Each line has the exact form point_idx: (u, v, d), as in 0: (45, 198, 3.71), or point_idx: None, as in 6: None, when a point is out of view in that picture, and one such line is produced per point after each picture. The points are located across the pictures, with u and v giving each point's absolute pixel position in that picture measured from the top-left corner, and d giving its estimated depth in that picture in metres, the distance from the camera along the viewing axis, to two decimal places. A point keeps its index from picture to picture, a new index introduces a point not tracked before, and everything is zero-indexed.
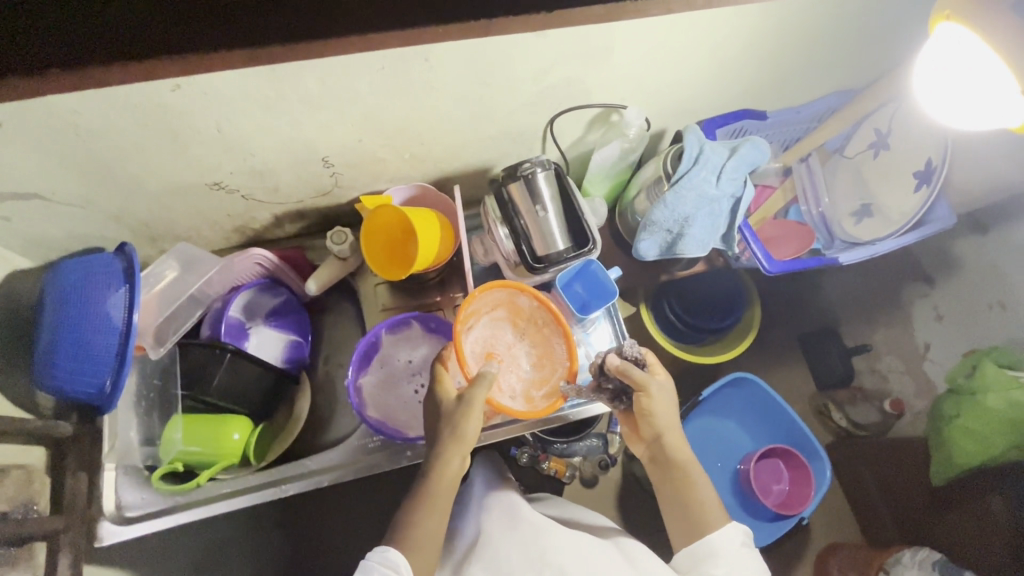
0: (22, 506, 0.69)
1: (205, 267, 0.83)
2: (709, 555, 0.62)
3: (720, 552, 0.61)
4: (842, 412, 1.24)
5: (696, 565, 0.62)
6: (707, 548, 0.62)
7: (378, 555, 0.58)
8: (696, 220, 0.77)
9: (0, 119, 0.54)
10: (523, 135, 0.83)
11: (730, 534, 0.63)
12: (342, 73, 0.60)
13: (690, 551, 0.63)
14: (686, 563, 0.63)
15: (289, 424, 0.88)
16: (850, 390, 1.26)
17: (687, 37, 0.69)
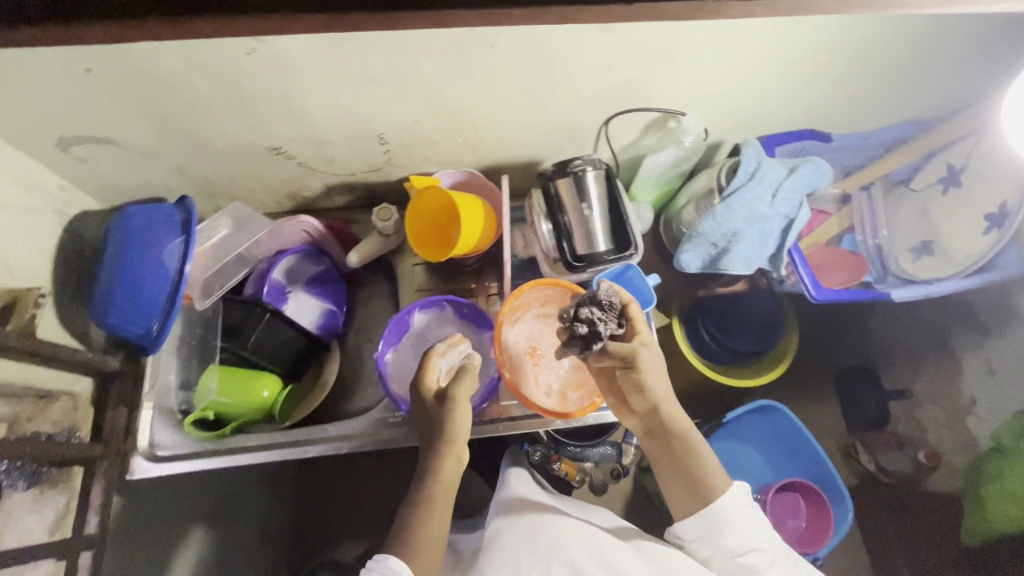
0: (67, 431, 0.73)
1: (256, 227, 0.86)
2: (722, 522, 0.63)
3: (733, 518, 0.63)
4: (870, 456, 1.24)
5: (711, 533, 0.63)
6: (720, 517, 0.63)
7: (378, 565, 0.55)
8: (744, 237, 0.75)
9: (88, 66, 0.57)
10: (577, 132, 0.83)
11: (736, 494, 0.64)
12: (408, 52, 0.61)
13: (700, 519, 0.64)
14: (698, 531, 0.64)
15: (317, 388, 0.91)
16: (884, 435, 1.24)
17: (756, 48, 0.67)
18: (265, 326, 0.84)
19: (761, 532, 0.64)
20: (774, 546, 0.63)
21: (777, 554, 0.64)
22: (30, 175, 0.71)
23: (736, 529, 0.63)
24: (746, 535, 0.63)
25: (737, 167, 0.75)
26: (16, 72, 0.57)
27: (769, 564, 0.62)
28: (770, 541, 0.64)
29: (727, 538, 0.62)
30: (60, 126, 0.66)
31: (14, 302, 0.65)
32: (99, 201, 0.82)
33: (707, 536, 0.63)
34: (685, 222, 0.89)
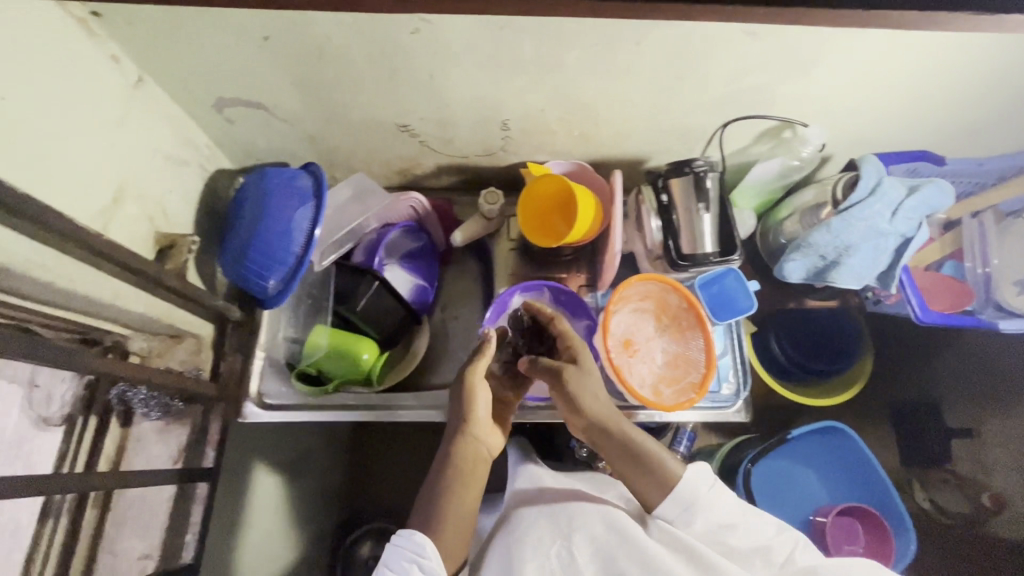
0: (192, 369, 0.78)
1: (372, 200, 0.91)
2: (692, 504, 0.65)
3: (703, 501, 0.66)
4: (926, 493, 1.25)
5: (686, 513, 0.66)
6: (690, 496, 0.66)
7: (407, 539, 0.63)
8: (857, 252, 0.76)
9: (268, 34, 0.62)
10: (690, 135, 0.84)
11: (698, 473, 0.67)
12: (558, 43, 0.64)
13: (671, 502, 0.66)
14: (674, 515, 0.66)
15: (406, 358, 0.94)
16: (943, 473, 1.24)
17: (895, 64, 0.67)
18: (372, 292, 0.89)
19: (731, 507, 0.66)
20: (743, 517, 0.66)
21: (749, 524, 0.65)
22: (186, 131, 0.76)
23: (706, 512, 0.65)
24: (713, 514, 0.65)
25: (856, 182, 0.75)
26: (206, 34, 0.62)
27: (746, 533, 0.65)
28: (742, 513, 0.66)
29: (698, 521, 0.66)
30: (223, 87, 0.71)
31: (171, 245, 0.70)
32: (232, 160, 0.88)
33: (682, 522, 0.66)
34: (785, 234, 0.88)
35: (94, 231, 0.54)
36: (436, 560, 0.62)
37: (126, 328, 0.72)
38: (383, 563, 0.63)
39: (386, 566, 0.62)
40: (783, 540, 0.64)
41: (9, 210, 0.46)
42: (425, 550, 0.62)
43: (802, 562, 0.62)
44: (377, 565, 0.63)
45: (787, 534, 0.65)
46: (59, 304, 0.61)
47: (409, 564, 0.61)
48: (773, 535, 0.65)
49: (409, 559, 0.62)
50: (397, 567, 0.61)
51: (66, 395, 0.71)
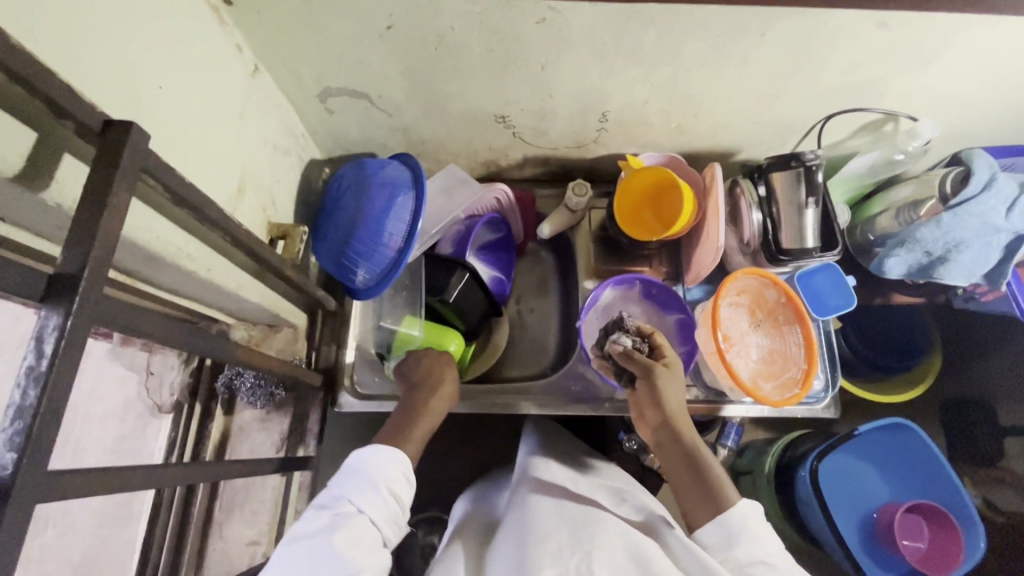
0: (290, 357, 0.79)
1: (463, 192, 0.90)
2: (738, 532, 0.58)
3: (748, 532, 0.58)
4: (978, 493, 1.27)
5: (727, 541, 0.59)
6: (738, 524, 0.59)
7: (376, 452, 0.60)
8: (968, 248, 0.76)
9: (392, 24, 0.62)
10: (788, 128, 0.83)
11: (750, 508, 0.61)
12: (682, 34, 0.63)
13: (716, 524, 0.60)
14: (716, 540, 0.59)
15: (489, 351, 0.95)
16: (997, 472, 1.24)
17: (1023, 57, 0.66)
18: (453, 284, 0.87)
19: (775, 550, 0.58)
20: (786, 564, 0.57)
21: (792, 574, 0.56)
22: (289, 121, 0.76)
23: (748, 544, 0.58)
24: (757, 548, 0.57)
25: (967, 176, 0.74)
26: (329, 23, 0.62)
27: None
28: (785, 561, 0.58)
29: (736, 553, 0.57)
30: (332, 77, 0.71)
31: (284, 236, 0.72)
32: (322, 150, 0.88)
33: (720, 546, 0.59)
34: (878, 229, 0.85)
35: (237, 222, 0.55)
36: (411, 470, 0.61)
37: (231, 318, 0.74)
38: (355, 469, 0.59)
39: (361, 470, 0.58)
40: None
41: (176, 201, 0.46)
42: (405, 462, 0.61)
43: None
44: (348, 468, 0.59)
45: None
46: (186, 293, 0.62)
47: (391, 470, 0.59)
48: None
49: (391, 467, 0.59)
50: (381, 472, 0.58)
51: (175, 381, 0.74)
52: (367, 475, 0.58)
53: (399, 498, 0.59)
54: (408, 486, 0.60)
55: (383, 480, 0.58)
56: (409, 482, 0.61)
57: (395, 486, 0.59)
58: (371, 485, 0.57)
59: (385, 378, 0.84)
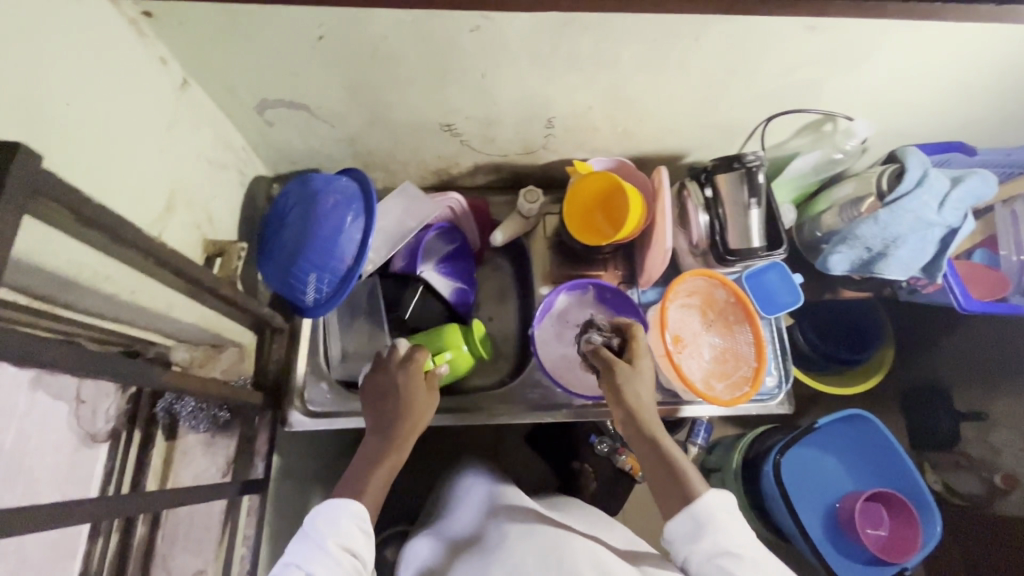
0: (236, 378, 0.77)
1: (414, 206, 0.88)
2: (705, 523, 0.56)
3: (715, 523, 0.56)
4: (938, 476, 1.29)
5: (694, 533, 0.56)
6: (704, 513, 0.56)
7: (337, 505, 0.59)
8: (905, 243, 0.78)
9: (323, 33, 0.60)
10: (732, 130, 0.84)
11: (720, 499, 0.58)
12: (617, 39, 0.63)
13: (683, 516, 0.57)
14: (684, 532, 0.56)
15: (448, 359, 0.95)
16: (954, 456, 1.27)
17: (947, 57, 0.68)
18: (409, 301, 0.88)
19: (745, 539, 0.55)
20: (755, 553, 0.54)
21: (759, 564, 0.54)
22: (226, 135, 0.74)
23: (716, 535, 0.55)
24: (724, 538, 0.55)
25: (901, 173, 0.77)
26: (257, 33, 0.60)
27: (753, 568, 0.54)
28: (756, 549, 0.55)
29: (703, 545, 0.55)
30: (267, 89, 0.69)
31: (220, 253, 0.70)
32: (266, 164, 0.86)
33: (686, 538, 0.56)
34: (823, 227, 0.87)
35: (160, 241, 0.53)
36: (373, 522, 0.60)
37: (169, 340, 0.71)
38: (311, 528, 0.57)
39: (317, 529, 0.56)
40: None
41: (84, 221, 0.44)
42: (367, 515, 0.59)
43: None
44: (304, 530, 0.57)
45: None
46: (113, 316, 0.59)
47: (352, 526, 0.58)
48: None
49: (352, 521, 0.58)
50: (338, 527, 0.57)
51: (110, 408, 0.71)
52: (324, 532, 0.56)
53: (362, 554, 0.57)
54: (369, 540, 0.59)
55: (343, 535, 0.57)
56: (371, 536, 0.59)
57: (358, 539, 0.57)
58: (324, 545, 0.55)
59: (337, 393, 0.83)
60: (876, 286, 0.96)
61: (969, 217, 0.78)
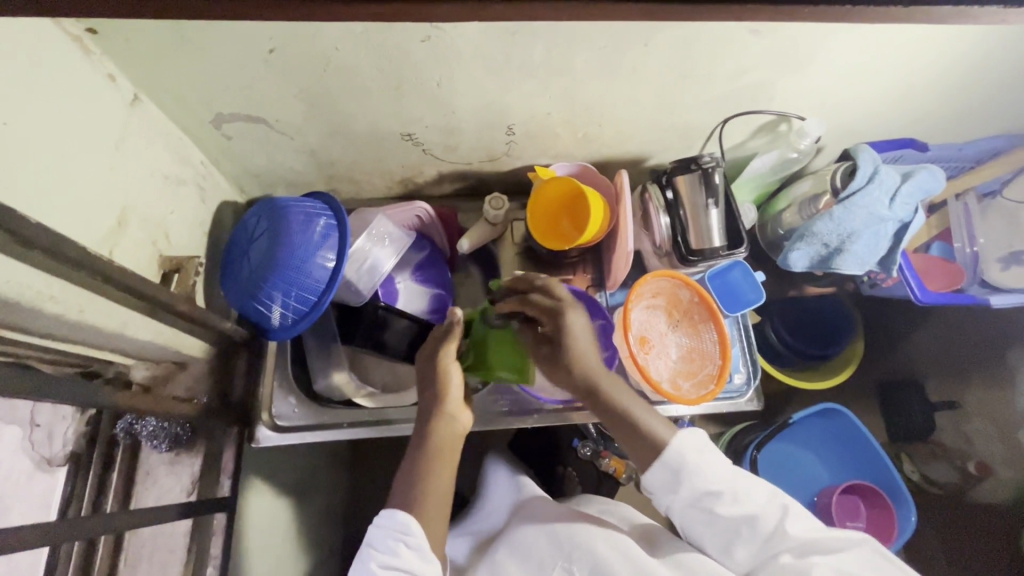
0: (199, 395, 0.76)
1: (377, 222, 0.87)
2: (679, 471, 0.64)
3: (689, 467, 0.64)
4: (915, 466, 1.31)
5: (674, 480, 0.64)
6: (676, 461, 0.64)
7: (389, 520, 0.62)
8: (859, 238, 0.80)
9: (274, 46, 0.60)
10: (691, 132, 0.85)
11: (687, 438, 0.66)
12: (568, 46, 0.64)
13: (660, 466, 0.64)
14: (661, 481, 0.64)
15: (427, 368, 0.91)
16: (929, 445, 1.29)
17: (889, 57, 0.70)
18: (379, 319, 0.85)
19: (720, 475, 0.64)
20: (735, 485, 0.64)
21: (742, 491, 0.64)
22: (183, 150, 0.74)
23: (693, 479, 0.63)
24: (701, 480, 0.63)
25: (854, 170, 0.78)
26: (207, 48, 0.60)
27: (734, 501, 0.64)
28: (733, 482, 0.64)
29: (684, 490, 0.64)
30: (222, 103, 0.69)
31: (178, 269, 0.71)
32: (228, 178, 0.85)
33: (667, 486, 0.64)
34: (785, 225, 0.89)
35: (108, 259, 0.52)
36: (422, 535, 0.61)
37: (129, 358, 0.70)
38: (368, 546, 0.62)
39: (371, 548, 0.61)
40: (772, 509, 0.64)
41: (20, 240, 0.43)
42: (411, 529, 0.61)
43: (790, 532, 0.61)
44: (365, 547, 0.62)
45: (777, 501, 0.64)
46: (64, 336, 0.58)
47: (394, 544, 0.60)
48: (761, 502, 0.64)
49: (395, 539, 0.61)
50: (387, 548, 0.60)
51: (68, 431, 0.70)
52: (374, 553, 0.61)
53: (410, 569, 0.59)
54: (422, 556, 0.60)
55: (388, 556, 0.60)
56: (423, 550, 0.60)
57: (400, 558, 0.59)
58: (373, 567, 0.59)
59: (307, 407, 0.83)
60: (839, 281, 0.98)
61: (919, 210, 0.81)
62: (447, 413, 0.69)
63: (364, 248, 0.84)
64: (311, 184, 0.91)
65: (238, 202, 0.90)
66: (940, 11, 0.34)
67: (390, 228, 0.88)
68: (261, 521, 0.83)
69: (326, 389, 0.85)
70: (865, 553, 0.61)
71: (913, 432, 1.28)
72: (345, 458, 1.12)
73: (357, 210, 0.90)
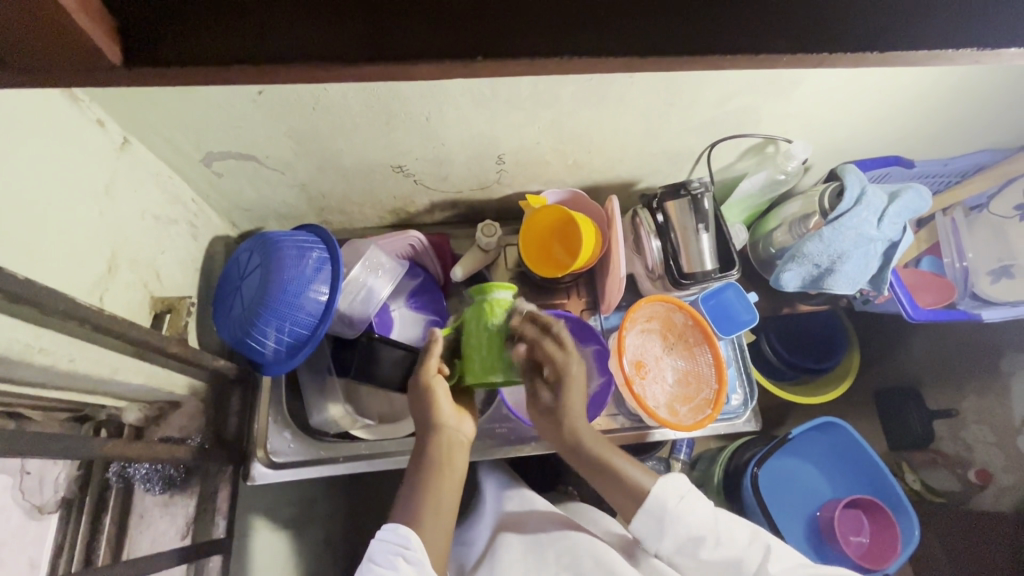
0: (193, 435, 0.75)
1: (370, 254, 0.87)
2: (662, 519, 0.64)
3: (672, 514, 0.64)
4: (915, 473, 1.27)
5: (658, 530, 0.64)
6: (660, 509, 0.64)
7: (393, 534, 0.60)
8: (850, 258, 0.81)
9: (262, 89, 0.61)
10: (679, 156, 0.86)
11: (668, 484, 0.66)
12: (554, 81, 0.65)
13: (646, 517, 0.65)
14: (648, 530, 0.65)
15: None
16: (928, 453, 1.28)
17: (870, 84, 0.71)
18: (372, 352, 0.83)
19: (702, 519, 0.64)
20: (717, 526, 0.64)
21: (724, 531, 0.64)
22: (174, 189, 0.74)
23: (677, 527, 0.63)
24: (684, 526, 0.63)
25: (841, 191, 0.79)
26: (197, 92, 0.60)
27: (717, 544, 0.63)
28: (714, 524, 0.64)
29: (667, 537, 0.64)
30: (212, 142, 0.69)
31: (170, 309, 0.71)
32: (219, 214, 0.85)
33: (653, 536, 0.65)
34: (776, 244, 0.90)
35: (98, 307, 0.52)
36: (422, 551, 0.59)
37: (121, 402, 0.69)
38: (368, 560, 0.60)
39: (373, 561, 0.59)
40: (755, 551, 0.63)
41: (10, 297, 0.43)
42: (410, 542, 0.59)
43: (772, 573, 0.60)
44: (365, 559, 0.60)
45: (758, 543, 0.63)
46: (56, 384, 0.58)
47: (395, 559, 0.59)
48: (746, 544, 0.63)
49: (395, 553, 0.59)
50: (387, 563, 0.58)
51: (59, 477, 0.69)
52: (374, 566, 0.59)
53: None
54: (420, 571, 0.58)
55: (387, 570, 0.58)
56: (423, 565, 0.58)
57: (400, 573, 0.57)
58: None
59: (304, 441, 0.82)
60: (833, 298, 0.99)
61: (907, 229, 0.83)
62: (447, 426, 0.68)
63: (359, 279, 0.84)
64: (303, 216, 0.91)
65: (230, 236, 0.90)
66: (911, 55, 0.35)
67: (384, 258, 0.88)
68: (258, 558, 0.81)
69: (320, 423, 0.85)
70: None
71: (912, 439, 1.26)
72: (343, 487, 1.11)
73: (349, 242, 0.90)
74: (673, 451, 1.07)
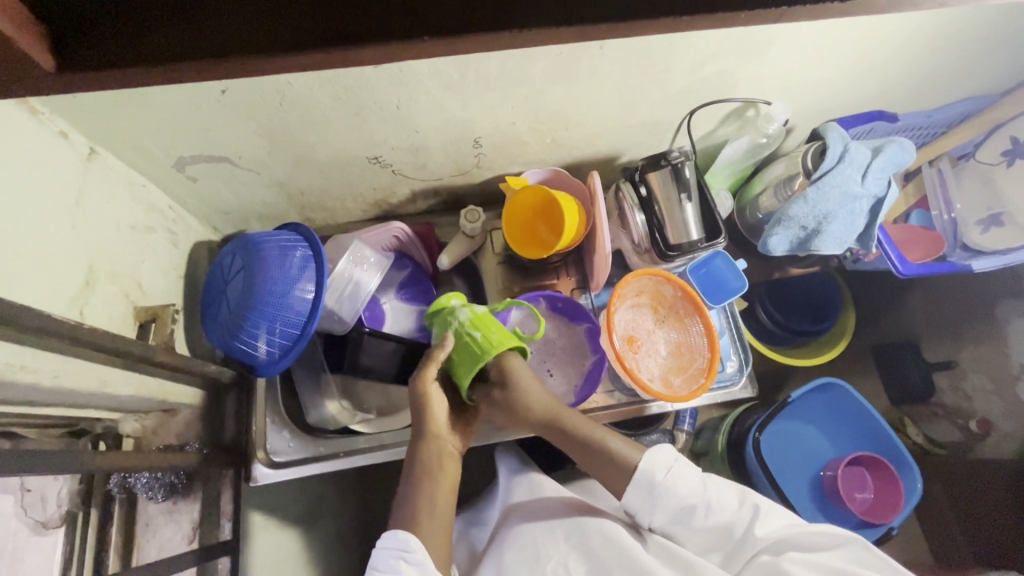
0: (189, 441, 0.75)
1: (360, 250, 0.86)
2: (652, 490, 0.64)
3: (661, 486, 0.64)
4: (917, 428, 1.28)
5: (648, 501, 0.65)
6: (650, 481, 0.64)
7: (391, 540, 0.60)
8: (836, 218, 0.80)
9: (225, 88, 0.60)
10: (659, 127, 0.85)
11: (655, 457, 0.66)
12: (523, 58, 0.63)
13: (635, 489, 0.65)
14: (639, 502, 0.65)
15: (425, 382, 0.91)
16: (930, 407, 1.28)
17: (847, 38, 0.69)
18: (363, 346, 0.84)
19: (690, 489, 0.64)
20: (706, 495, 0.64)
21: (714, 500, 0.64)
22: (148, 196, 0.73)
23: (667, 500, 0.64)
24: (674, 496, 0.64)
25: (824, 150, 0.79)
26: (160, 96, 0.59)
27: (709, 512, 0.64)
28: (703, 492, 0.64)
29: (659, 510, 0.64)
30: (181, 147, 0.68)
31: (154, 318, 0.71)
32: (198, 218, 0.84)
33: (646, 509, 0.65)
34: (762, 209, 0.89)
35: (78, 321, 0.52)
36: (422, 551, 0.59)
37: (115, 413, 0.70)
38: (371, 567, 0.60)
39: (375, 568, 0.60)
40: (745, 513, 0.63)
41: None
42: (409, 544, 0.59)
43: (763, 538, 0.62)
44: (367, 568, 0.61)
45: (748, 504, 0.64)
46: (47, 401, 0.58)
47: (396, 562, 0.59)
48: (736, 509, 0.64)
49: (396, 556, 0.59)
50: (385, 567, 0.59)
51: (61, 493, 0.67)
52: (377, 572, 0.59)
53: None
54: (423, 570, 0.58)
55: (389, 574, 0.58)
56: (424, 566, 0.58)
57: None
58: None
59: (303, 439, 0.82)
60: (823, 260, 0.99)
61: (892, 184, 0.82)
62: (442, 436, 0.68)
63: (344, 273, 0.84)
64: (284, 215, 0.90)
65: (213, 240, 0.89)
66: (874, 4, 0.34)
67: (368, 252, 0.87)
68: (267, 557, 0.82)
69: (321, 421, 0.86)
70: (843, 549, 0.61)
71: (914, 393, 1.28)
72: (350, 480, 1.11)
73: (332, 239, 0.90)
74: (677, 421, 1.07)
